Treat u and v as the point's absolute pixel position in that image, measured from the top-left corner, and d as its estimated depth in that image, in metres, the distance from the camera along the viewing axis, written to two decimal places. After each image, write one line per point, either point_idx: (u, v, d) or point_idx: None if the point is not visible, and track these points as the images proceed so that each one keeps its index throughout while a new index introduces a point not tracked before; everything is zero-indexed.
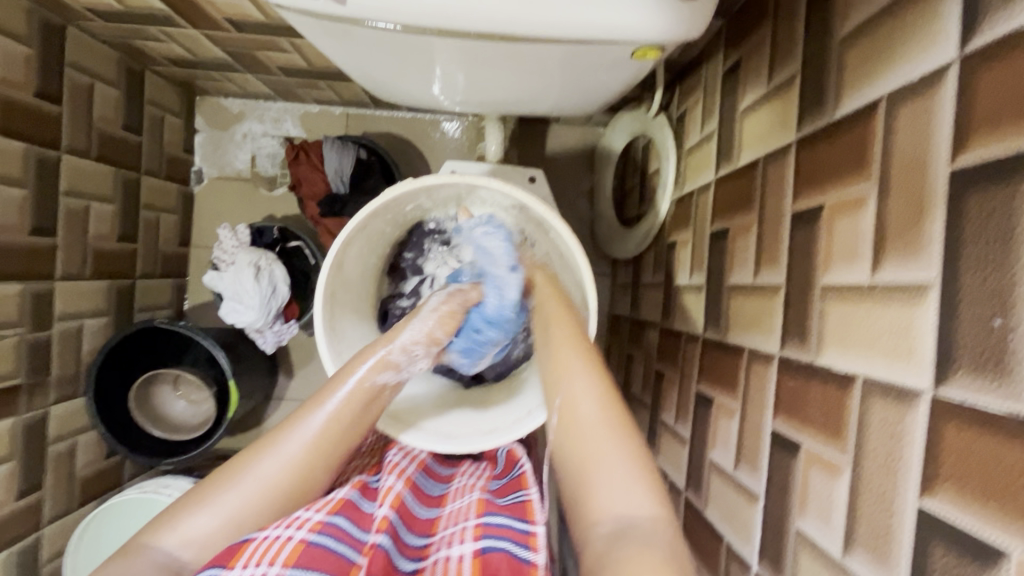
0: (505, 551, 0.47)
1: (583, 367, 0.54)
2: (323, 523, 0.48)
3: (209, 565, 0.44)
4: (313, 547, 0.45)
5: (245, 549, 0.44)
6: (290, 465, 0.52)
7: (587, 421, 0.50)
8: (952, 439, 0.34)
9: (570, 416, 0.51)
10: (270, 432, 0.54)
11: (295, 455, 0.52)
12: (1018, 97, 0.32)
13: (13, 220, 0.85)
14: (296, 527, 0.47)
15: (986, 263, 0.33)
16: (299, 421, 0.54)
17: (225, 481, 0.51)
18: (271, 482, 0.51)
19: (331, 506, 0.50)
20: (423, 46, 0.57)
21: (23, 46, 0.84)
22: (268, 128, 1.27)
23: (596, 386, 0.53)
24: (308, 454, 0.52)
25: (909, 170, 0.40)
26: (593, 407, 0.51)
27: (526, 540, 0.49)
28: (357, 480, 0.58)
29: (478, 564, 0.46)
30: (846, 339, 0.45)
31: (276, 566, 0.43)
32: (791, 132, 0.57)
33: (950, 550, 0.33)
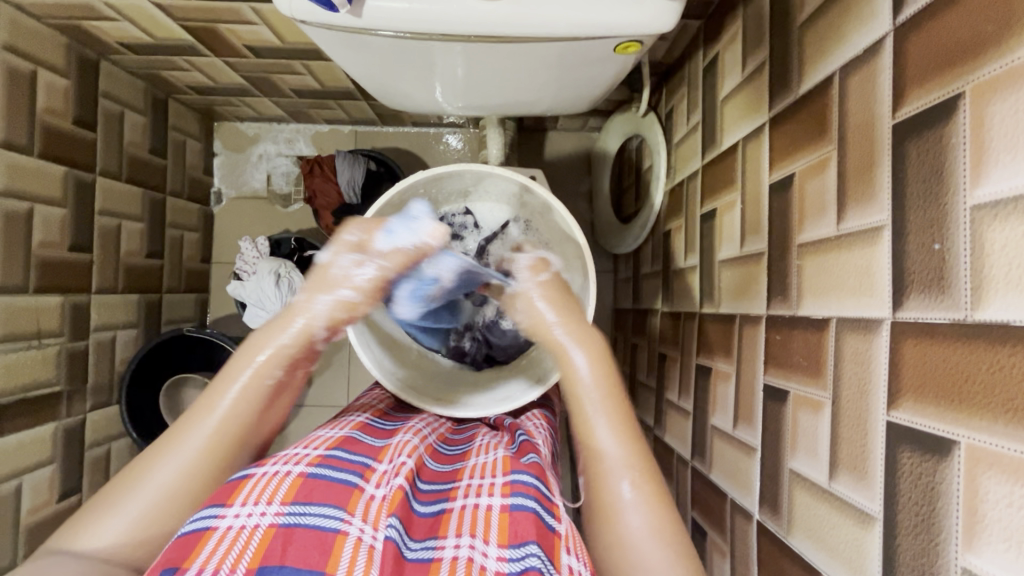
0: (531, 510, 0.49)
1: (616, 440, 0.54)
2: (321, 457, 0.52)
3: (208, 505, 0.47)
4: (310, 480, 0.49)
5: (242, 487, 0.48)
6: (206, 448, 0.52)
7: (610, 491, 0.52)
8: (910, 353, 0.38)
9: (604, 487, 0.52)
10: (172, 425, 0.54)
11: (208, 435, 0.53)
12: (941, 54, 0.37)
13: (54, 237, 0.92)
14: (295, 463, 0.51)
15: (926, 196, 0.38)
16: (194, 416, 0.54)
17: (130, 481, 0.50)
18: (185, 466, 0.51)
19: (327, 445, 0.55)
20: (429, 51, 0.64)
21: (62, 79, 0.93)
22: (282, 148, 1.35)
23: (629, 460, 0.53)
24: (226, 431, 0.53)
25: (861, 129, 0.45)
26: (628, 484, 0.52)
27: (550, 506, 0.51)
28: (355, 423, 0.62)
29: (506, 519, 0.49)
30: (820, 287, 0.50)
31: (275, 504, 0.47)
32: (764, 113, 0.62)
33: (913, 449, 0.37)
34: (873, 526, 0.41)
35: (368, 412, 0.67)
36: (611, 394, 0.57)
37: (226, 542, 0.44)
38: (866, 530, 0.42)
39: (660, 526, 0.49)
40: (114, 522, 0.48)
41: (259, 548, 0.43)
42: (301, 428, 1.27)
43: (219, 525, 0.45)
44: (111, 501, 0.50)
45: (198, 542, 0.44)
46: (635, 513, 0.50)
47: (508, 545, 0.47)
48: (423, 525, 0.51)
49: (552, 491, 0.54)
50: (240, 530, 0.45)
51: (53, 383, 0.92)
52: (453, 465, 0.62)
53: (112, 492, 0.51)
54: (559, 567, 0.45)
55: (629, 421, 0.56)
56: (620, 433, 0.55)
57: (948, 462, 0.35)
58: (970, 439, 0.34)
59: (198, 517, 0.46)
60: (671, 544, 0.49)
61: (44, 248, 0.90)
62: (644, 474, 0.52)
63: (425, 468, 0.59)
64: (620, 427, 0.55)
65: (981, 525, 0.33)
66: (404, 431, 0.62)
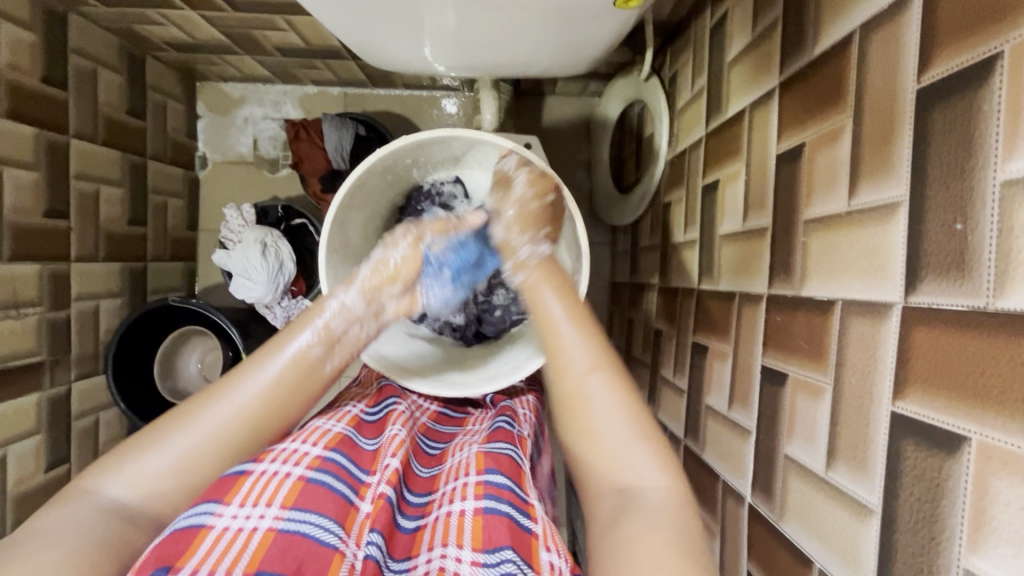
0: (505, 513, 0.48)
1: (579, 334, 0.58)
2: (320, 460, 0.51)
3: (202, 500, 0.46)
4: (310, 486, 0.48)
5: (240, 485, 0.47)
6: (236, 416, 0.52)
7: (575, 382, 0.56)
8: (921, 339, 0.36)
9: (564, 370, 0.57)
10: (221, 378, 0.55)
11: (250, 405, 0.53)
12: (977, 10, 0.33)
13: (27, 202, 0.88)
14: (294, 464, 0.50)
15: (949, 172, 0.35)
16: (248, 368, 0.54)
17: (180, 421, 0.52)
18: (217, 430, 0.52)
19: (326, 441, 0.53)
20: (414, 3, 0.59)
21: (27, 32, 0.87)
22: (268, 111, 1.29)
23: (590, 350, 0.57)
24: (261, 408, 0.53)
25: (881, 95, 0.41)
26: (583, 361, 0.57)
27: (525, 507, 0.50)
28: (350, 416, 0.59)
29: (479, 523, 0.48)
30: (826, 267, 0.47)
31: (274, 507, 0.46)
32: (773, 77, 0.58)
33: (919, 443, 0.35)
34: (871, 519, 0.39)
35: (361, 402, 0.65)
36: (573, 307, 0.60)
37: (223, 543, 0.43)
38: (863, 522, 0.40)
39: (630, 414, 0.54)
40: (153, 461, 0.50)
41: (257, 553, 0.43)
42: None
43: (214, 525, 0.44)
44: (153, 440, 0.51)
45: (194, 538, 0.43)
46: (602, 401, 0.54)
47: (482, 550, 0.46)
48: (402, 543, 0.50)
49: (527, 493, 0.53)
50: (237, 532, 0.44)
51: (35, 353, 0.89)
52: (432, 470, 0.61)
53: (158, 430, 0.52)
54: (539, 566, 0.45)
55: (594, 327, 0.60)
56: (587, 337, 0.58)
57: (956, 459, 0.33)
58: (981, 435, 0.31)
59: (192, 512, 0.45)
60: (644, 437, 0.52)
61: (17, 214, 0.86)
62: (614, 374, 0.56)
63: (410, 474, 0.58)
64: (582, 328, 0.59)
65: (988, 527, 0.31)
66: (394, 423, 0.61)
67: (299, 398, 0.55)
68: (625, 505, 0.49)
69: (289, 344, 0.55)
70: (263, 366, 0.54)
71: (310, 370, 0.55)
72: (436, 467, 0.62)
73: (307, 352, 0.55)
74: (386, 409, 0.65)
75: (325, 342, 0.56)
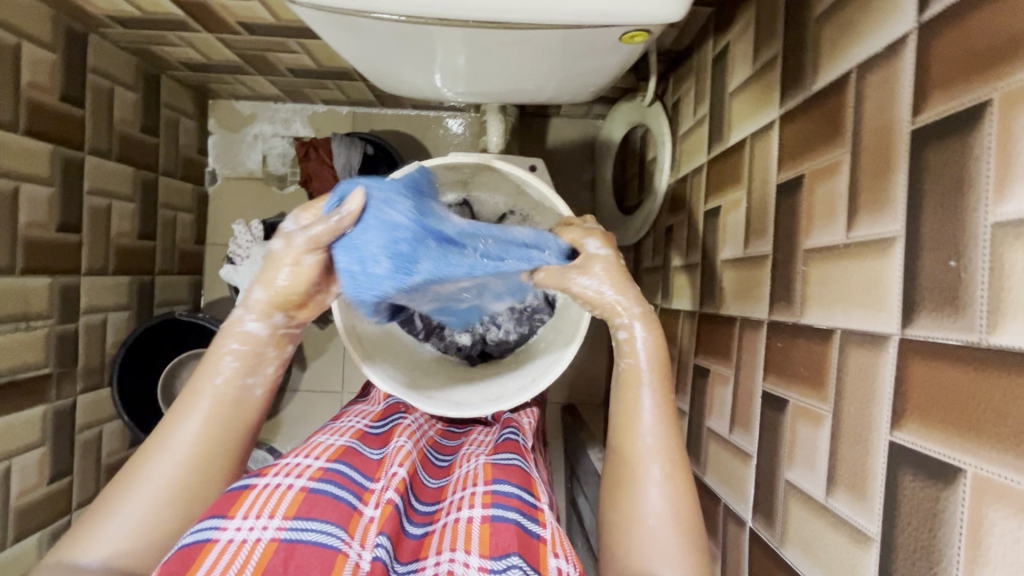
0: (512, 521, 0.49)
1: (654, 412, 0.55)
2: (323, 471, 0.51)
3: (207, 515, 0.46)
4: (313, 495, 0.49)
5: (244, 499, 0.47)
6: (180, 463, 0.52)
7: (642, 466, 0.53)
8: (917, 372, 0.37)
9: (629, 441, 0.54)
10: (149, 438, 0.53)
11: (190, 448, 0.52)
12: (967, 59, 0.35)
13: (42, 217, 0.90)
14: (296, 476, 0.50)
15: (943, 210, 0.36)
16: (175, 420, 0.53)
17: (124, 484, 0.50)
18: (168, 481, 0.51)
19: (329, 454, 0.54)
20: (427, 35, 0.61)
21: (49, 53, 0.89)
22: (278, 128, 1.32)
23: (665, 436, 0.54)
24: (201, 447, 0.53)
25: (877, 133, 0.43)
26: (653, 438, 0.54)
27: (533, 512, 0.51)
28: (353, 429, 0.60)
29: (486, 530, 0.48)
30: (826, 297, 0.48)
31: (276, 518, 0.46)
32: (774, 109, 0.60)
33: (916, 473, 0.36)
34: (870, 547, 0.40)
35: (365, 416, 0.66)
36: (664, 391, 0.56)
37: (227, 555, 0.43)
38: (863, 549, 0.41)
39: (683, 514, 0.51)
40: (115, 526, 0.48)
41: (262, 561, 0.43)
42: (295, 414, 1.25)
43: (220, 538, 0.44)
44: (104, 508, 0.50)
45: (199, 555, 0.43)
46: (658, 500, 0.51)
47: (489, 556, 0.46)
48: (409, 547, 0.51)
49: (537, 498, 0.53)
50: (241, 544, 0.44)
51: (42, 366, 0.90)
52: (441, 481, 0.62)
53: (107, 498, 0.50)
54: (547, 570, 0.46)
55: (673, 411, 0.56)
56: (666, 425, 0.54)
57: (952, 490, 0.34)
58: (976, 468, 0.32)
59: (197, 529, 0.45)
60: (683, 530, 0.50)
61: (31, 229, 0.88)
62: (677, 464, 0.53)
63: (417, 482, 0.58)
64: (664, 410, 0.55)
65: (983, 558, 0.32)
66: (399, 436, 0.62)
67: (236, 429, 0.55)
68: None
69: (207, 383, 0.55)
70: (186, 413, 0.54)
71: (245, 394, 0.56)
72: (444, 478, 0.62)
73: (218, 383, 0.54)
74: (390, 423, 0.66)
75: (240, 367, 0.55)
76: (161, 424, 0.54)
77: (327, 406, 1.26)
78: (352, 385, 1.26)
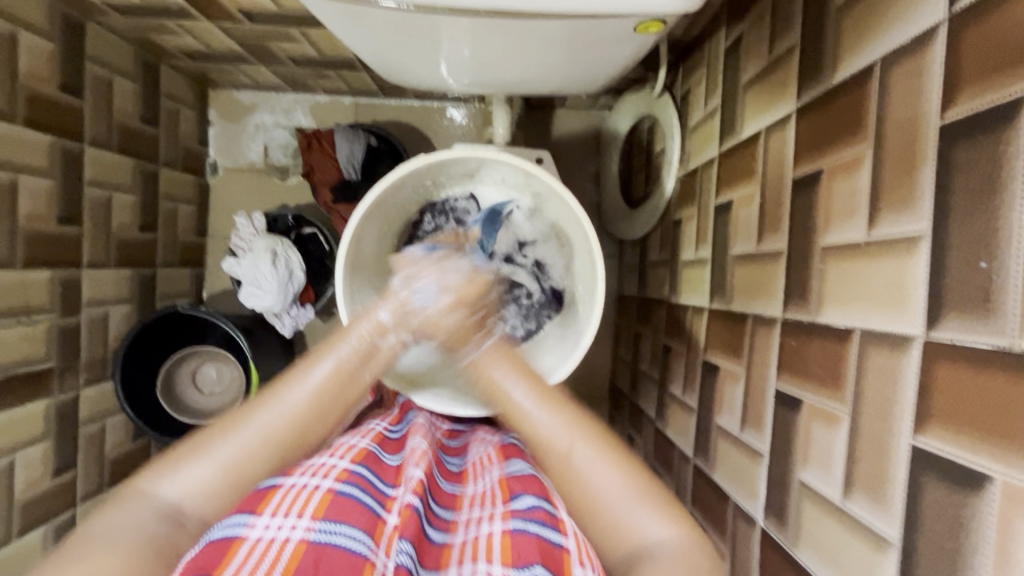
0: (534, 533, 0.48)
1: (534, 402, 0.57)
2: (348, 472, 0.51)
3: (236, 512, 0.47)
4: (339, 497, 0.48)
5: (272, 496, 0.48)
6: (284, 424, 0.53)
7: (558, 457, 0.55)
8: (943, 376, 0.36)
9: (537, 437, 0.56)
10: (265, 386, 0.55)
11: (296, 411, 0.54)
12: (1002, 52, 0.34)
13: (41, 209, 0.88)
14: (322, 477, 0.50)
15: (973, 210, 0.35)
16: (290, 377, 0.55)
17: (226, 429, 0.53)
18: (268, 437, 0.53)
19: (352, 455, 0.54)
20: (435, 25, 0.60)
21: (46, 41, 0.87)
22: (279, 119, 1.30)
23: (558, 415, 0.56)
24: (305, 412, 0.54)
25: (903, 128, 0.41)
26: (550, 422, 0.56)
27: (555, 522, 0.49)
28: (374, 433, 0.60)
29: (508, 542, 0.48)
30: (844, 296, 0.47)
31: (305, 518, 0.46)
32: (790, 102, 0.58)
33: (940, 479, 0.36)
34: (889, 552, 0.39)
35: (384, 419, 0.66)
36: (532, 385, 0.58)
37: (257, 553, 0.43)
38: (881, 554, 0.40)
39: (621, 469, 0.53)
40: (199, 469, 0.51)
41: (289, 565, 0.43)
42: None
43: (248, 535, 0.44)
44: (199, 447, 0.52)
45: (228, 549, 0.44)
46: (596, 471, 0.53)
47: (511, 565, 0.45)
48: (432, 555, 0.50)
49: (556, 507, 0.52)
50: (270, 543, 0.44)
51: (44, 359, 0.89)
52: (456, 487, 0.61)
53: (208, 435, 0.53)
54: None
55: (550, 392, 0.58)
56: (553, 410, 0.56)
57: (980, 496, 0.33)
58: (1005, 476, 0.32)
59: (227, 524, 0.46)
60: (638, 489, 0.52)
61: (30, 221, 0.86)
62: (590, 433, 0.55)
63: (435, 487, 0.58)
64: (546, 397, 0.57)
65: (1010, 568, 0.31)
66: (417, 438, 0.61)
67: (341, 406, 0.56)
68: (642, 561, 0.48)
69: (333, 348, 0.57)
70: (308, 373, 0.55)
71: (364, 358, 0.58)
72: (458, 485, 0.61)
73: (346, 361, 0.57)
74: (406, 426, 0.67)
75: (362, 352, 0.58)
76: (280, 375, 0.56)
77: None
78: None
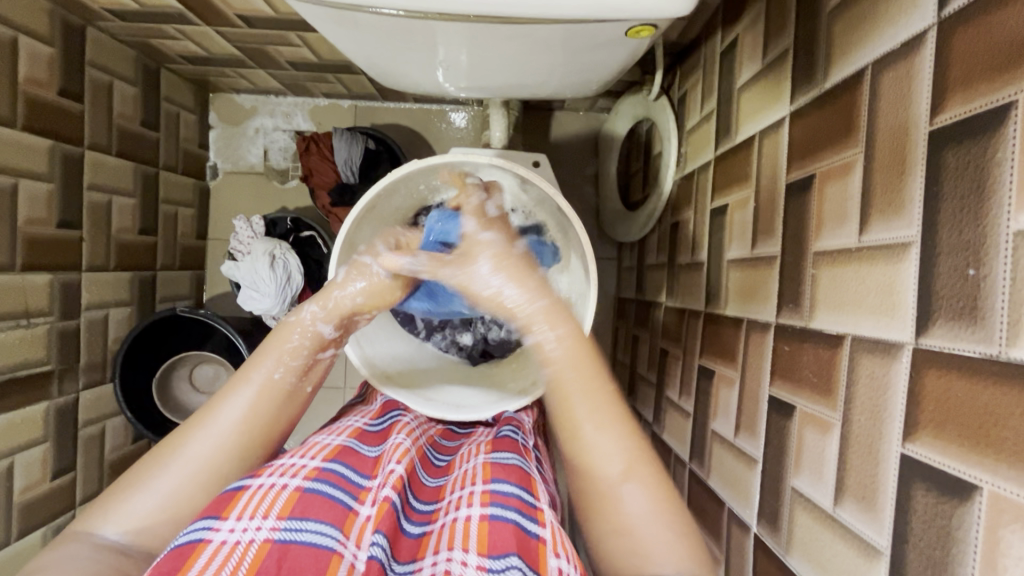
0: (511, 521, 0.48)
1: (607, 418, 0.54)
2: (318, 470, 0.51)
3: (201, 516, 0.46)
4: (307, 494, 0.48)
5: (237, 500, 0.47)
6: (218, 450, 0.54)
7: (607, 479, 0.52)
8: (932, 384, 0.36)
9: (585, 450, 0.54)
10: (196, 412, 0.56)
11: (227, 437, 0.54)
12: (990, 58, 0.33)
13: (41, 213, 0.89)
14: (291, 476, 0.49)
15: (961, 216, 0.35)
16: (222, 401, 0.56)
17: (161, 459, 0.53)
18: (202, 465, 0.53)
19: (325, 454, 0.53)
20: (427, 30, 0.60)
21: (46, 46, 0.88)
22: (279, 122, 1.31)
23: (620, 433, 0.54)
24: (237, 436, 0.54)
25: (893, 133, 0.41)
26: (607, 438, 0.53)
27: (533, 513, 0.50)
28: (351, 428, 0.60)
29: (485, 529, 0.48)
30: (835, 302, 0.46)
31: (270, 518, 0.46)
32: (784, 106, 0.58)
33: (928, 488, 0.35)
34: (879, 561, 0.39)
35: (364, 415, 0.65)
36: (605, 403, 0.55)
37: (220, 556, 0.42)
38: (872, 563, 0.40)
39: (660, 503, 0.51)
40: (140, 503, 0.51)
41: (254, 564, 0.42)
42: None
43: (213, 539, 0.43)
44: (136, 481, 0.52)
45: (191, 554, 0.42)
46: (634, 496, 0.51)
47: (487, 555, 0.46)
48: (408, 546, 0.50)
49: (538, 498, 0.53)
50: (235, 546, 0.43)
51: (44, 362, 0.90)
52: (440, 480, 0.61)
53: (143, 469, 0.53)
54: (547, 571, 0.45)
55: (622, 411, 0.55)
56: (616, 426, 0.54)
57: (967, 506, 0.33)
58: (992, 486, 0.31)
59: (190, 529, 0.44)
60: (668, 524, 0.50)
61: (30, 225, 0.87)
62: (641, 458, 0.53)
63: (416, 480, 0.57)
64: (612, 413, 0.54)
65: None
66: (398, 433, 0.61)
67: (277, 422, 0.57)
68: None
69: (257, 369, 0.57)
70: (236, 396, 0.56)
71: (301, 372, 0.58)
72: (443, 477, 0.61)
73: (275, 376, 0.57)
74: (389, 420, 0.65)
75: (295, 365, 0.58)
76: (212, 399, 0.56)
77: (329, 401, 1.26)
78: (354, 381, 1.26)
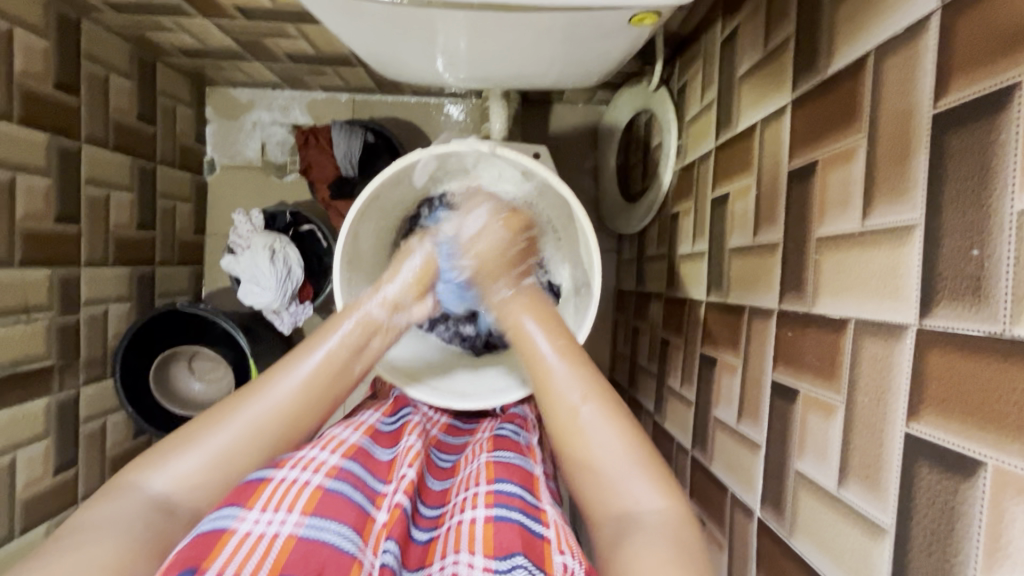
0: (516, 521, 0.49)
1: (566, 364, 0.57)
2: (338, 469, 0.50)
3: (225, 505, 0.46)
4: (329, 494, 0.48)
5: (262, 491, 0.47)
6: (279, 413, 0.52)
7: (571, 412, 0.54)
8: (935, 364, 0.36)
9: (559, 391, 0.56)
10: (248, 384, 0.54)
11: (287, 401, 0.53)
12: (994, 41, 0.34)
13: (38, 208, 0.88)
14: (313, 472, 0.49)
15: (965, 198, 0.35)
16: (280, 369, 0.54)
17: (217, 421, 0.51)
18: (259, 428, 0.51)
19: (344, 451, 0.53)
20: (429, 19, 0.60)
21: (41, 39, 0.87)
22: (276, 116, 1.30)
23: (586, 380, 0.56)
24: (297, 403, 0.53)
25: (897, 117, 0.41)
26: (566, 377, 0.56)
27: (537, 515, 0.51)
28: (366, 427, 0.60)
29: (490, 530, 0.48)
30: (839, 286, 0.47)
31: (295, 513, 0.46)
32: (786, 94, 0.58)
33: (933, 466, 0.36)
34: (883, 539, 0.40)
35: (378, 411, 0.66)
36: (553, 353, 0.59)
37: (246, 547, 0.42)
38: (876, 541, 0.40)
39: (628, 441, 0.52)
40: (190, 460, 0.49)
41: (280, 558, 0.42)
42: None
43: (238, 528, 0.44)
44: (189, 438, 0.50)
45: (217, 543, 0.42)
46: (601, 436, 0.52)
47: (494, 557, 0.46)
48: (416, 554, 0.51)
49: (539, 499, 0.54)
50: (259, 537, 0.43)
51: (44, 358, 0.90)
52: (445, 483, 0.61)
53: (196, 428, 0.51)
54: (552, 568, 0.45)
55: (582, 360, 0.58)
56: (579, 372, 0.56)
57: (971, 483, 0.34)
58: (996, 461, 0.32)
59: (215, 515, 0.45)
60: (641, 461, 0.50)
61: (28, 220, 0.86)
62: (610, 406, 0.54)
63: (423, 485, 0.58)
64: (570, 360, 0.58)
65: (1002, 552, 0.31)
66: (410, 434, 0.62)
67: (332, 394, 0.55)
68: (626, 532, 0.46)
69: (323, 342, 0.56)
70: (300, 364, 0.54)
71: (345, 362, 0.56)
72: (448, 480, 0.62)
73: (336, 351, 0.56)
74: (401, 419, 0.66)
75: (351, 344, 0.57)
76: (271, 367, 0.55)
77: None
78: None
